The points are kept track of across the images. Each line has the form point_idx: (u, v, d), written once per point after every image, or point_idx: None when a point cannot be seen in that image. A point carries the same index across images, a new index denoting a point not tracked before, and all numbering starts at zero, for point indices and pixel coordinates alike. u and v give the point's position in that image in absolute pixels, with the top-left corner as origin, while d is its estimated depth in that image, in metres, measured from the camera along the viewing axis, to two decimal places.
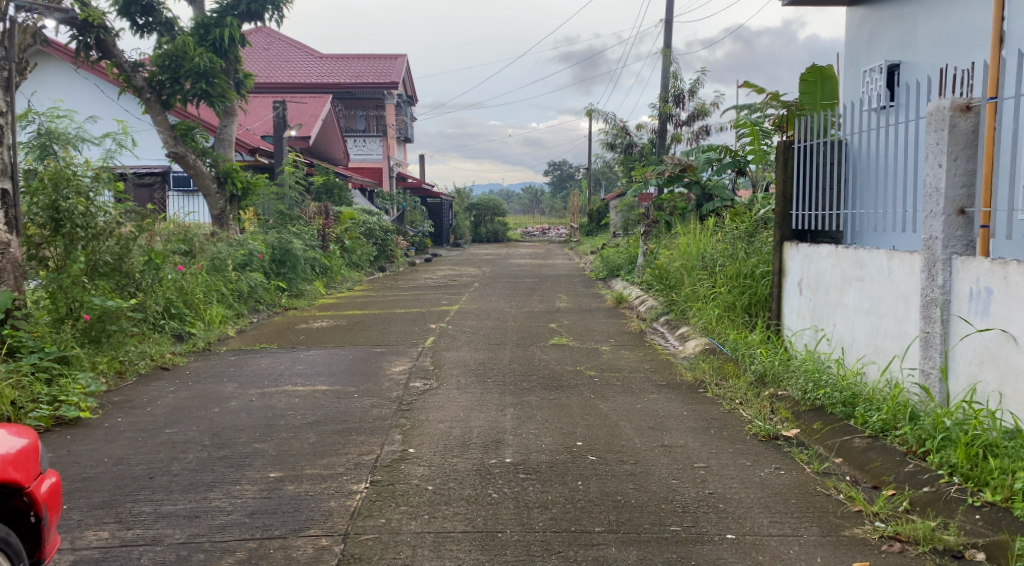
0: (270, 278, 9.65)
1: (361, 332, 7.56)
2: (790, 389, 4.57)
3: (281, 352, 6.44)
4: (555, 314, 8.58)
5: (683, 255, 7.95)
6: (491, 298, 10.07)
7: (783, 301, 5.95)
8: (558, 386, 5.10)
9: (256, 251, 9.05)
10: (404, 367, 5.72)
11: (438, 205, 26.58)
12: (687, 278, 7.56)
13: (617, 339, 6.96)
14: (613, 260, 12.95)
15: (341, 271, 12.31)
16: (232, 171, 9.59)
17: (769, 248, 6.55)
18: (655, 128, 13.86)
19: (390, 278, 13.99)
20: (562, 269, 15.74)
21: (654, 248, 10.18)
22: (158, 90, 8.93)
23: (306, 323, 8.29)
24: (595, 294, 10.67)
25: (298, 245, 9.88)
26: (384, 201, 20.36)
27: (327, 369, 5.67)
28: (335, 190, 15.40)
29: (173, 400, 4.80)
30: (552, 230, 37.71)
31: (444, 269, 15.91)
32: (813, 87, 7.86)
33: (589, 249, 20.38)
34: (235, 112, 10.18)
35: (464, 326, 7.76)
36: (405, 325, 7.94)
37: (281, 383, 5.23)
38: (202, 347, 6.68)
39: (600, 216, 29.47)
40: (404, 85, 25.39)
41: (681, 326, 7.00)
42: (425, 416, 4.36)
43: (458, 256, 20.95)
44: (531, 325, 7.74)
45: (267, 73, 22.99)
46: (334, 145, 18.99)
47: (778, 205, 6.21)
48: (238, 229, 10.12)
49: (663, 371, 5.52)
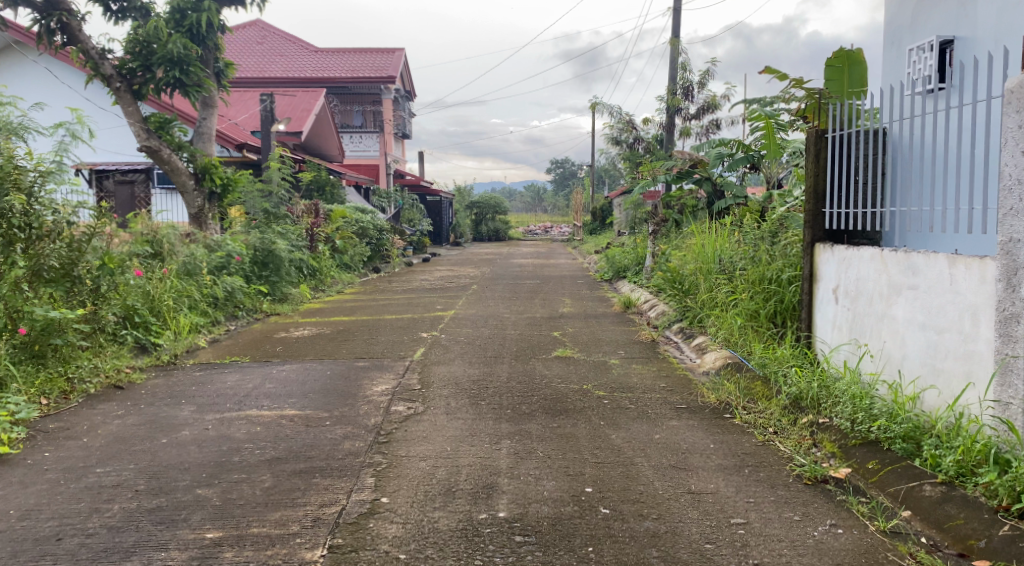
0: (252, 282, 9.00)
1: (346, 343, 6.90)
2: (834, 418, 3.90)
3: (253, 367, 5.78)
4: (557, 321, 7.92)
5: (698, 257, 7.27)
6: (489, 302, 9.41)
7: (815, 311, 5.28)
8: (562, 410, 4.43)
9: (236, 253, 8.43)
10: (387, 386, 5.05)
11: (437, 203, 25.99)
12: (703, 283, 6.88)
13: (626, 350, 6.31)
14: (619, 261, 12.32)
15: (331, 273, 11.68)
16: (211, 167, 8.95)
17: (795, 250, 5.90)
18: (663, 123, 13.19)
19: (384, 280, 13.34)
20: (564, 269, 15.10)
21: (665, 249, 9.52)
22: (129, 79, 8.31)
23: (288, 331, 7.65)
24: (599, 297, 10.02)
25: (282, 246, 9.24)
26: (381, 198, 19.89)
27: (301, 389, 5.01)
28: (328, 187, 14.74)
29: (116, 429, 4.14)
30: (554, 228, 37.03)
31: (442, 270, 15.27)
32: (840, 73, 7.13)
33: (593, 248, 19.71)
34: (216, 103, 9.53)
35: (459, 335, 7.09)
36: (395, 333, 7.29)
37: (245, 407, 4.57)
38: (167, 360, 6.05)
39: (604, 215, 28.93)
40: (403, 80, 24.70)
41: (696, 336, 6.35)
42: (405, 451, 3.71)
43: (459, 255, 20.28)
44: (532, 334, 7.09)
45: (259, 68, 22.33)
46: (328, 141, 18.31)
47: (808, 202, 5.49)
48: (218, 228, 9.48)
49: (682, 390, 4.86)
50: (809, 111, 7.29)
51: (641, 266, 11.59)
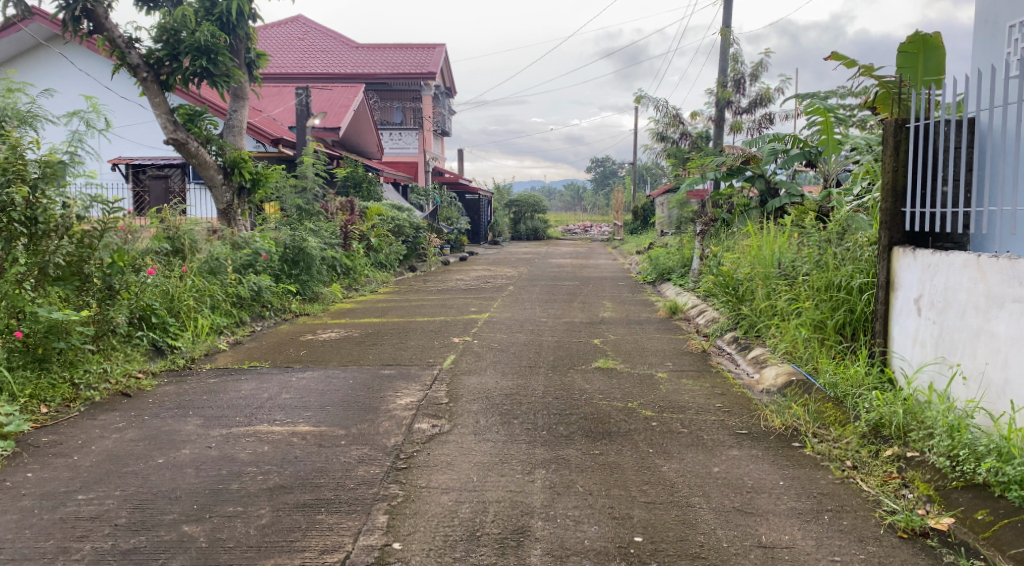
0: (280, 281, 8.67)
1: (373, 347, 6.47)
2: (926, 451, 3.30)
3: (271, 375, 5.38)
4: (599, 327, 7.38)
5: (754, 260, 6.66)
6: (526, 305, 8.92)
7: (892, 323, 4.64)
8: (605, 433, 3.91)
9: (264, 251, 8.11)
10: (412, 399, 4.59)
11: (476, 201, 25.60)
12: (760, 288, 6.28)
13: (676, 362, 5.74)
14: (663, 262, 11.74)
15: (365, 271, 11.32)
16: (240, 161, 8.67)
17: (867, 254, 5.27)
18: (712, 117, 12.53)
19: (419, 279, 12.96)
20: (605, 270, 14.53)
21: (716, 251, 8.91)
22: (156, 69, 8.06)
23: (314, 333, 7.27)
24: (643, 301, 9.46)
25: (313, 244, 8.90)
26: (419, 195, 19.59)
27: (318, 401, 4.58)
28: (364, 183, 14.41)
29: (112, 445, 3.78)
30: (594, 228, 36.36)
31: (478, 269, 14.84)
32: (915, 60, 6.42)
33: (635, 248, 19.05)
34: (247, 95, 9.24)
35: (493, 342, 6.60)
36: (425, 338, 6.85)
37: (255, 422, 4.16)
38: (183, 365, 5.71)
39: (645, 214, 28.23)
40: (443, 76, 24.32)
41: (754, 347, 5.76)
42: (426, 482, 3.24)
43: (497, 255, 19.83)
44: (572, 341, 6.56)
45: (299, 64, 22.19)
46: (366, 137, 18.03)
47: (884, 200, 4.82)
48: (247, 224, 9.18)
49: (741, 412, 4.30)
50: (878, 102, 6.61)
51: (687, 268, 10.99)
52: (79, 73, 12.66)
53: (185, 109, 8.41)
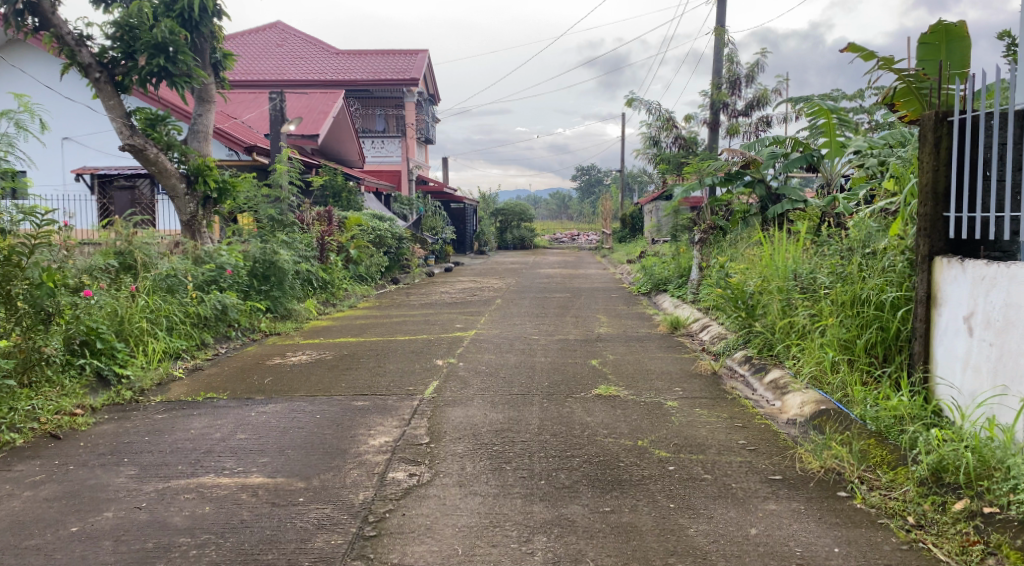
0: (249, 298, 8.02)
1: (347, 373, 5.82)
2: (1012, 509, 2.71)
3: (228, 409, 4.71)
4: (597, 346, 6.76)
5: (766, 271, 6.09)
6: (515, 321, 8.30)
7: (935, 345, 4.07)
8: (615, 482, 3.31)
9: (230, 266, 7.46)
10: (386, 439, 3.96)
11: (461, 210, 24.99)
12: (774, 302, 5.70)
13: (688, 388, 5.12)
14: (658, 273, 11.18)
15: (343, 285, 10.69)
16: (204, 168, 8.00)
17: (896, 262, 4.71)
18: (707, 120, 12.01)
19: (401, 292, 12.33)
20: (596, 280, 13.95)
21: (719, 261, 8.36)
22: (110, 69, 7.43)
23: (283, 356, 6.61)
24: (640, 315, 8.89)
25: (285, 258, 8.27)
26: (402, 204, 18.96)
27: (277, 443, 3.93)
28: (343, 192, 13.79)
29: (19, 508, 3.11)
30: (582, 236, 35.86)
31: (464, 281, 14.22)
32: (937, 52, 5.90)
33: (625, 257, 18.55)
34: (212, 97, 8.60)
35: (481, 364, 5.96)
36: (405, 360, 6.20)
37: (199, 472, 3.51)
38: (129, 398, 5.01)
39: (634, 222, 27.79)
40: (426, 83, 23.74)
41: (771, 370, 5.17)
42: (399, 558, 2.65)
43: (483, 265, 19.23)
44: (568, 363, 5.93)
45: (277, 71, 21.51)
46: (347, 145, 17.37)
47: (922, 204, 4.25)
48: (212, 237, 8.51)
49: (771, 451, 3.70)
50: (897, 97, 6.07)
51: (685, 279, 10.43)
52: (36, 80, 12.00)
53: (145, 113, 7.76)
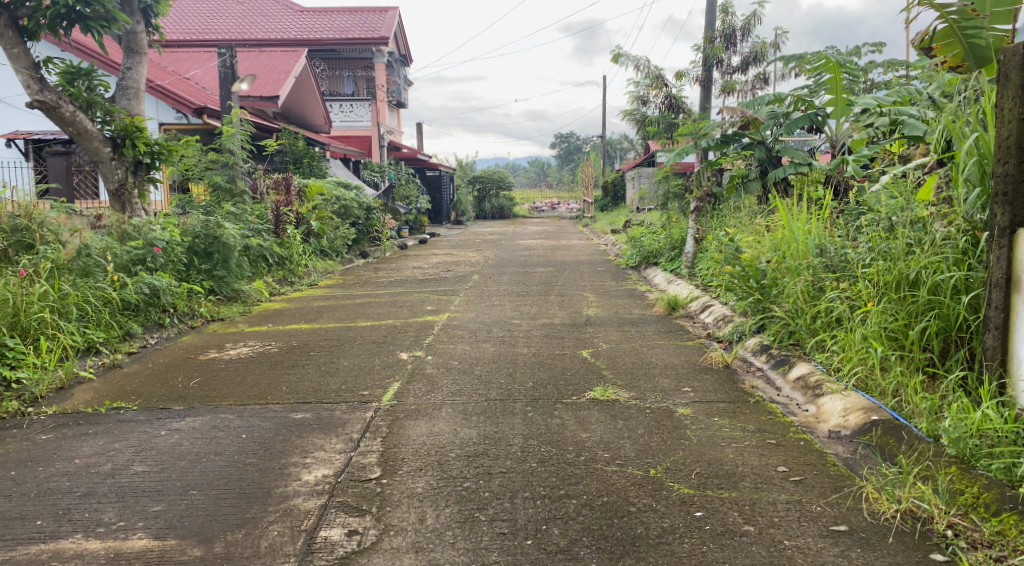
0: (189, 279, 7.03)
1: (292, 370, 4.89)
2: None
3: (134, 425, 3.77)
4: (587, 332, 5.87)
5: (784, 245, 5.23)
6: (493, 302, 7.38)
7: (1017, 340, 3.24)
8: (627, 543, 2.45)
9: (162, 243, 6.45)
10: (325, 472, 3.07)
11: (437, 178, 23.90)
12: (795, 282, 4.85)
13: (702, 388, 4.27)
14: (648, 245, 10.27)
15: (304, 261, 9.72)
16: (133, 129, 6.88)
17: (955, 235, 3.86)
18: (700, 76, 11.06)
19: (369, 267, 11.36)
20: (580, 253, 13.03)
21: (723, 235, 7.49)
22: (12, 10, 6.28)
23: (221, 349, 5.65)
24: (631, 292, 8.03)
25: (231, 232, 7.29)
26: (372, 172, 17.83)
27: (181, 481, 3.01)
28: (304, 158, 12.75)
29: None
30: (562, 204, 34.90)
31: (439, 255, 13.22)
32: None
33: (609, 227, 17.67)
34: (142, 48, 7.46)
35: (452, 358, 5.05)
36: (364, 354, 5.27)
37: (63, 533, 2.60)
38: (15, 411, 4.05)
39: (616, 189, 26.83)
40: (396, 43, 22.41)
41: (797, 365, 4.37)
42: None
43: (460, 236, 18.26)
44: (555, 356, 5.04)
45: (237, 29, 20.07)
46: (311, 108, 16.19)
47: (1002, 162, 3.36)
48: (146, 211, 7.40)
49: (823, 485, 2.87)
50: (936, 38, 5.18)
51: (678, 251, 9.53)
52: None
53: (64, 65, 6.67)
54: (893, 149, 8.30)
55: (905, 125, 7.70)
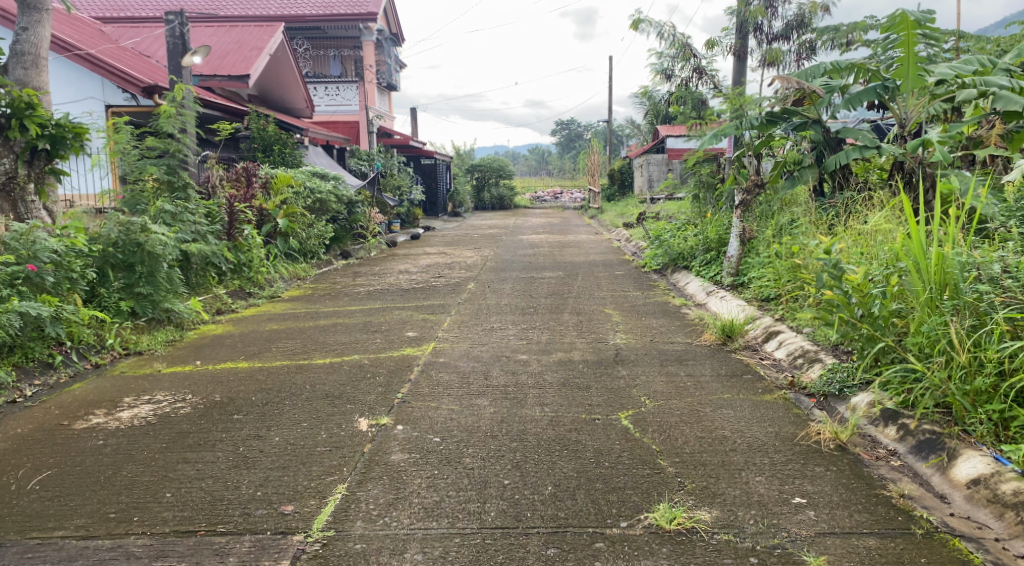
0: (101, 302, 5.49)
1: (194, 453, 3.29)
2: None
3: None
4: (622, 379, 4.25)
5: (910, 260, 3.63)
6: (491, 325, 5.78)
7: None
8: None
9: (55, 257, 4.88)
10: None
11: (432, 167, 22.23)
12: (945, 326, 3.26)
13: (824, 501, 2.69)
14: (675, 245, 8.65)
15: (266, 268, 8.15)
16: (21, 106, 5.27)
17: None
18: (733, 46, 9.44)
19: (347, 272, 9.76)
20: (591, 250, 11.41)
21: (789, 243, 5.88)
22: None
23: (113, 405, 4.04)
24: (663, 308, 6.44)
25: (160, 237, 5.69)
26: (360, 161, 16.23)
27: None
28: (275, 146, 11.05)
29: None
30: (565, 194, 33.20)
31: (430, 254, 11.59)
32: None
33: (620, 219, 15.99)
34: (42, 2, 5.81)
35: (432, 428, 3.46)
36: (308, 420, 3.67)
37: None
38: None
39: (623, 178, 25.11)
40: (386, 21, 20.69)
41: (965, 457, 2.82)
42: None
43: (456, 230, 16.61)
44: (580, 426, 3.44)
45: (212, 5, 18.33)
46: (291, 91, 14.52)
47: None
48: (46, 210, 5.82)
49: None
50: None
51: (714, 252, 7.93)
52: None
53: None
54: (963, 131, 6.80)
55: (998, 99, 6.13)
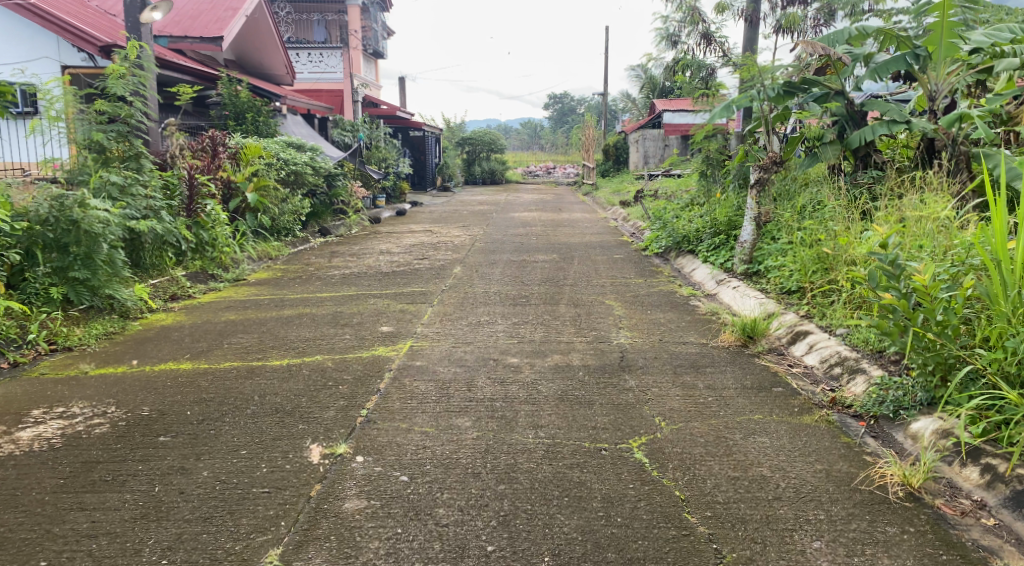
0: (28, 287, 4.76)
1: (94, 494, 2.61)
2: None
3: None
4: (631, 392, 3.56)
5: (991, 260, 2.94)
6: (477, 318, 5.09)
7: None
8: None
9: None
10: None
11: (421, 139, 21.31)
12: None
13: None
14: (680, 227, 7.94)
15: (231, 247, 7.40)
16: None
17: None
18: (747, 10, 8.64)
19: (323, 251, 9.01)
20: (587, 230, 10.68)
21: (817, 229, 5.19)
22: None
23: (15, 420, 3.33)
24: (671, 299, 5.76)
25: (99, 213, 4.94)
26: (342, 131, 15.26)
27: None
28: (247, 113, 10.20)
29: None
30: (558, 170, 32.31)
31: (415, 232, 10.84)
32: None
33: (617, 197, 15.23)
34: None
35: (399, 462, 2.77)
36: (247, 446, 2.97)
37: None
38: None
39: (618, 153, 24.26)
40: None
41: None
42: None
43: (445, 206, 15.81)
44: (584, 461, 2.76)
45: None
46: (269, 56, 13.62)
47: None
48: None
49: None
50: None
51: (724, 236, 7.24)
52: None
53: None
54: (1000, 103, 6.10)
55: None
